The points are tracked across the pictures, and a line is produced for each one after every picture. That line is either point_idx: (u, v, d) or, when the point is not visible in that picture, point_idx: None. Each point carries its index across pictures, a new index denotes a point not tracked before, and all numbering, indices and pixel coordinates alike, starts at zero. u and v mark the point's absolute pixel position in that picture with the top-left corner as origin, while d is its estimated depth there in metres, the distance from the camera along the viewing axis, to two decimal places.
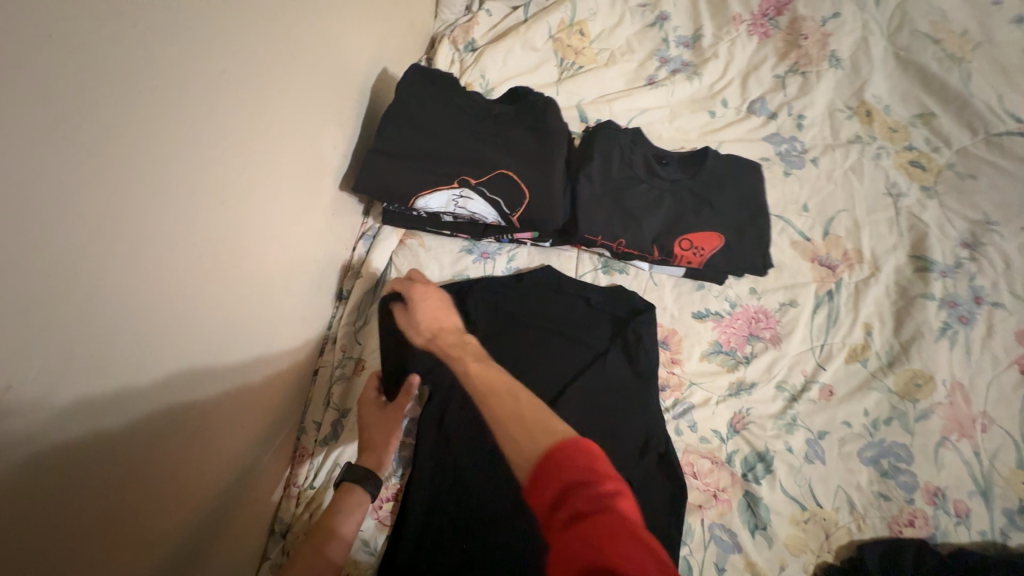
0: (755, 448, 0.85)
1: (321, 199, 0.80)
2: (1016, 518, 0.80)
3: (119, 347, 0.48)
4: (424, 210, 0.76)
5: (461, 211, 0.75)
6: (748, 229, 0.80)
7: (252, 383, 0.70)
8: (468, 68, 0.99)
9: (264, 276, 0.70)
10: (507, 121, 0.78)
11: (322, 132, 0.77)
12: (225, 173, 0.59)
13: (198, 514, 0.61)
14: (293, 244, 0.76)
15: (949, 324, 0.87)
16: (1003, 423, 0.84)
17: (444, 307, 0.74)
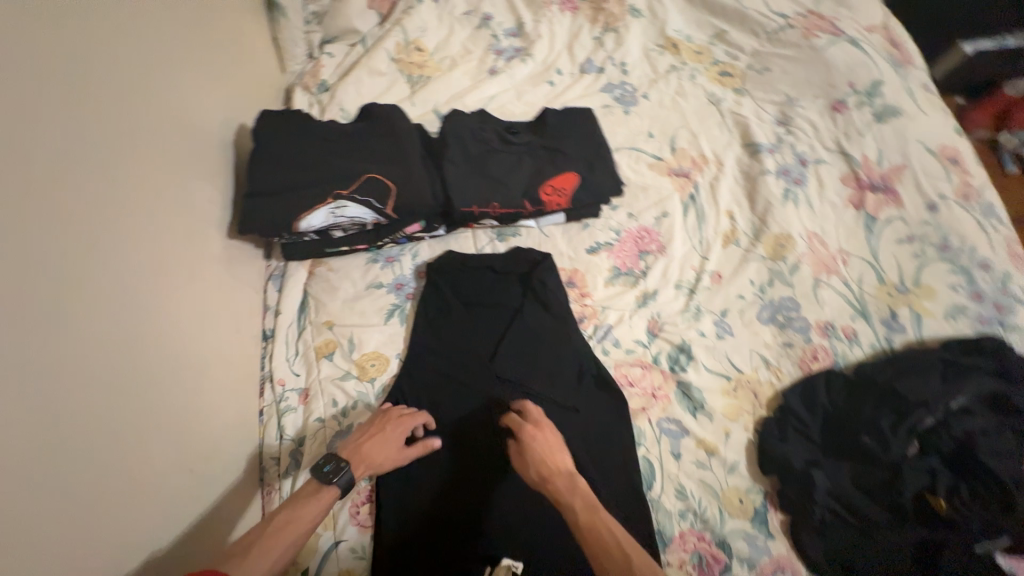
0: (674, 343, 0.95)
1: (214, 253, 0.85)
2: (892, 323, 0.94)
3: (42, 406, 0.51)
4: (308, 230, 0.82)
5: (342, 220, 0.82)
6: (598, 162, 0.92)
7: (193, 428, 0.73)
8: (326, 105, 1.07)
9: (182, 333, 0.75)
10: (363, 135, 0.87)
11: (195, 190, 0.83)
12: (113, 247, 0.64)
13: (161, 566, 0.63)
14: (199, 295, 0.80)
15: (788, 188, 1.03)
16: (856, 252, 0.99)
17: (556, 444, 0.78)
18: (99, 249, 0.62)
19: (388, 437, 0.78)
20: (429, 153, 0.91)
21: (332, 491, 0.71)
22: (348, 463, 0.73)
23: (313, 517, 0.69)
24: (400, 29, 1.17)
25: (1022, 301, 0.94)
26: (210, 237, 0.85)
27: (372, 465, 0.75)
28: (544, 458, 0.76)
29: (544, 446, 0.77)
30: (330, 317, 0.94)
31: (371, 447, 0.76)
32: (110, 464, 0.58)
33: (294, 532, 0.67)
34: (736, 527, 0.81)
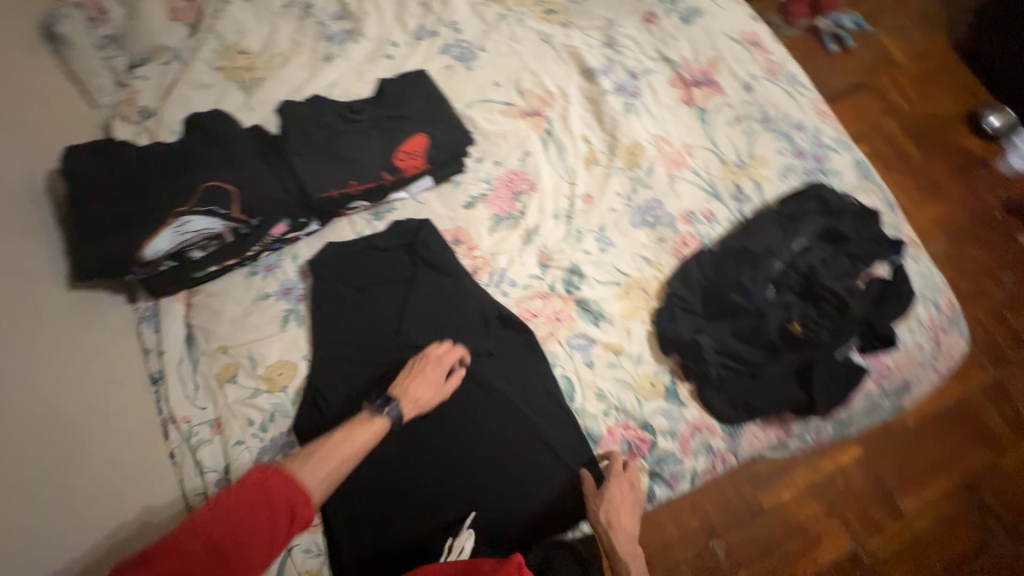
0: (565, 268, 1.01)
1: (55, 308, 0.78)
2: (739, 195, 1.06)
3: None
4: (159, 256, 0.79)
5: (189, 236, 0.80)
6: (443, 118, 0.95)
7: (87, 487, 0.68)
8: (155, 130, 1.01)
9: (47, 391, 0.69)
10: (193, 147, 0.83)
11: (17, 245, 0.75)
12: None
13: None
14: (55, 351, 0.74)
15: (627, 102, 1.12)
16: (698, 143, 1.10)
17: (630, 505, 0.83)
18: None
19: (428, 376, 0.84)
20: (271, 149, 0.88)
21: (384, 420, 0.77)
22: (397, 398, 0.80)
23: (367, 439, 0.75)
24: (214, 36, 1.12)
25: (833, 148, 1.10)
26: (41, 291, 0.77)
27: (418, 403, 0.82)
28: (615, 505, 0.82)
29: (620, 498, 0.82)
30: (221, 341, 0.90)
31: (414, 386, 0.82)
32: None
33: (347, 453, 0.72)
34: (653, 407, 0.90)
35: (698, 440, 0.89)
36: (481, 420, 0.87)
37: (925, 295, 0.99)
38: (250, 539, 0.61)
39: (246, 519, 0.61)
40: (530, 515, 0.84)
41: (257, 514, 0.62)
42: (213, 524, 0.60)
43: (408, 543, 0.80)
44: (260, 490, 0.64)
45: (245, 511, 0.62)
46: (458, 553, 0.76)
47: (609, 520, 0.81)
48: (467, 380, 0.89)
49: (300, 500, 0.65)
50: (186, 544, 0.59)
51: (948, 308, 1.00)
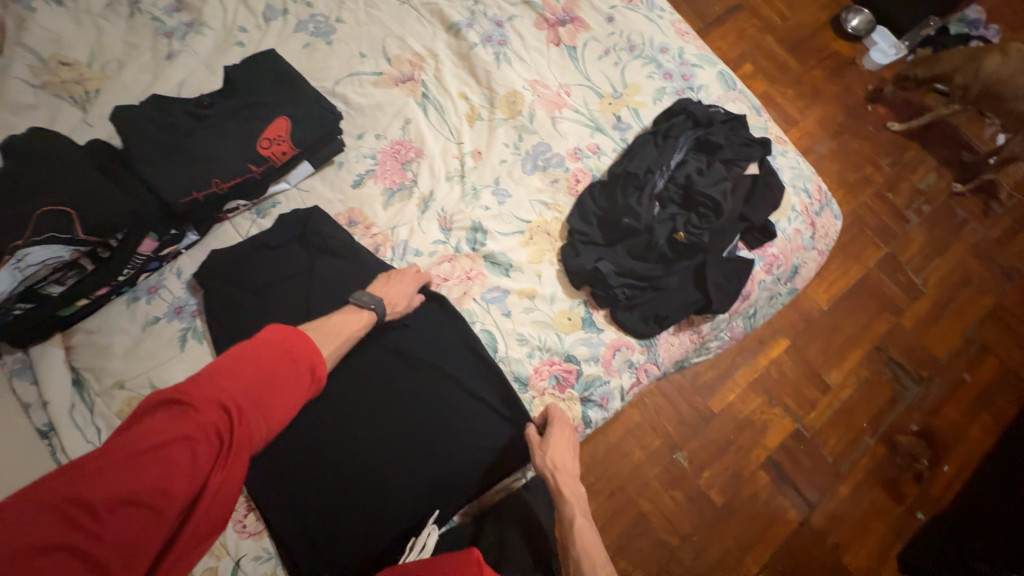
0: (467, 227, 1.01)
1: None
2: (620, 125, 1.10)
3: None
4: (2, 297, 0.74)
5: (34, 269, 0.74)
6: (301, 98, 0.91)
7: None
8: None
9: None
10: (15, 173, 0.75)
11: None
12: None
13: None
14: None
15: (497, 51, 1.11)
16: (573, 81, 1.12)
17: (572, 447, 0.87)
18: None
19: (407, 282, 0.90)
20: (115, 164, 0.82)
21: (371, 313, 0.84)
22: (380, 297, 0.86)
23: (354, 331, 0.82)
24: (25, 50, 0.99)
25: (697, 64, 1.15)
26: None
27: (394, 305, 0.87)
28: (557, 448, 0.85)
29: (562, 440, 0.85)
30: (116, 376, 0.84)
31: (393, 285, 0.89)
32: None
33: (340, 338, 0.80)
34: (573, 339, 0.94)
35: (620, 358, 0.95)
36: (409, 390, 0.87)
37: (796, 186, 1.08)
38: (279, 386, 0.67)
39: (268, 370, 0.66)
40: (477, 469, 0.85)
41: (279, 367, 0.68)
42: (238, 378, 0.64)
43: (360, 526, 0.80)
44: (276, 347, 0.69)
45: (268, 366, 0.67)
46: (420, 549, 0.78)
47: (553, 461, 0.84)
48: (389, 356, 0.89)
49: (315, 356, 0.72)
50: (214, 393, 0.61)
51: (818, 194, 1.10)
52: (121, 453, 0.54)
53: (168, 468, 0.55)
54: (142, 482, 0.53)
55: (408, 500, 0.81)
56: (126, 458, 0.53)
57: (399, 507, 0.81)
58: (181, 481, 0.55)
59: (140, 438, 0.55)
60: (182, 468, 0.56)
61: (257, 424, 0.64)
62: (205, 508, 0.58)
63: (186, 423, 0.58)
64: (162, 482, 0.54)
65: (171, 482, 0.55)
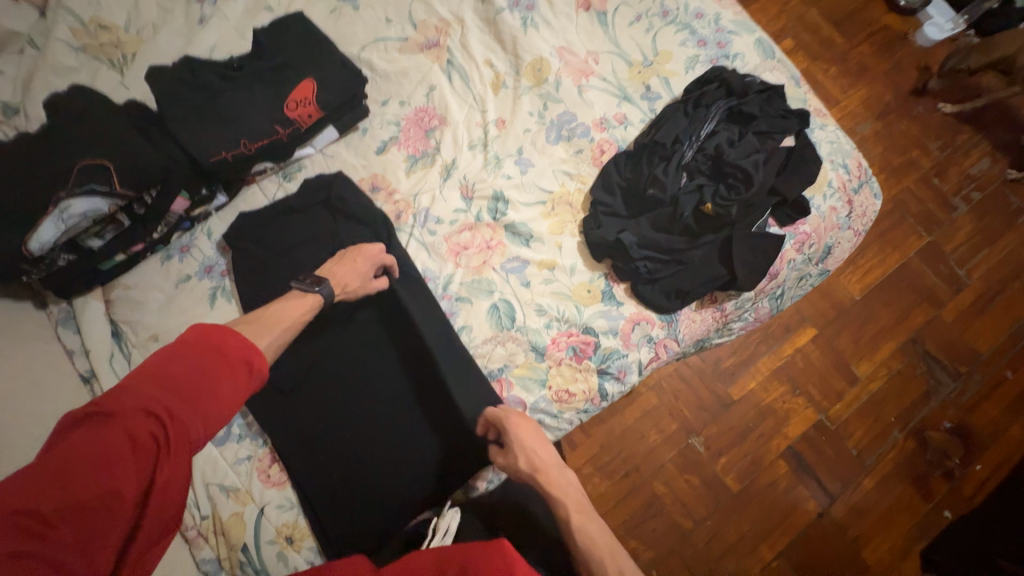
0: (489, 196, 1.00)
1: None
2: (648, 95, 1.06)
3: None
4: (47, 247, 0.78)
5: (75, 221, 0.78)
6: (326, 60, 0.92)
7: None
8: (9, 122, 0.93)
9: None
10: (60, 130, 0.79)
11: None
12: None
13: None
14: None
15: (524, 16, 1.08)
16: (602, 48, 1.09)
17: (539, 437, 0.80)
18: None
19: (360, 264, 0.86)
20: (147, 122, 0.84)
21: (316, 296, 0.80)
22: (327, 279, 0.82)
23: (302, 314, 0.78)
24: (66, 13, 1.02)
25: (734, 31, 1.10)
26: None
27: (347, 288, 0.84)
28: (531, 449, 0.79)
29: (528, 436, 0.79)
30: (151, 330, 0.88)
31: (342, 270, 0.84)
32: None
33: (285, 322, 0.75)
34: (592, 311, 0.94)
35: (639, 332, 0.94)
36: (428, 355, 0.88)
37: (834, 161, 1.03)
38: (226, 371, 0.59)
39: (201, 367, 0.57)
40: None
41: (215, 360, 0.59)
42: (174, 370, 0.56)
43: (380, 485, 0.82)
44: (205, 341, 0.60)
45: (207, 354, 0.59)
46: (443, 534, 0.77)
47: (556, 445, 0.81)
48: (410, 320, 0.90)
49: (250, 349, 0.62)
50: (139, 400, 0.53)
51: (858, 170, 1.04)
52: (52, 461, 0.48)
53: (108, 468, 0.48)
54: (80, 494, 0.47)
55: (424, 464, 0.84)
56: (54, 473, 0.47)
57: (417, 468, 0.83)
58: (127, 483, 0.49)
59: (61, 457, 0.48)
60: (125, 468, 0.49)
61: (206, 416, 0.56)
62: (164, 507, 0.52)
63: (114, 430, 0.51)
64: (104, 483, 0.48)
65: (111, 489, 0.48)
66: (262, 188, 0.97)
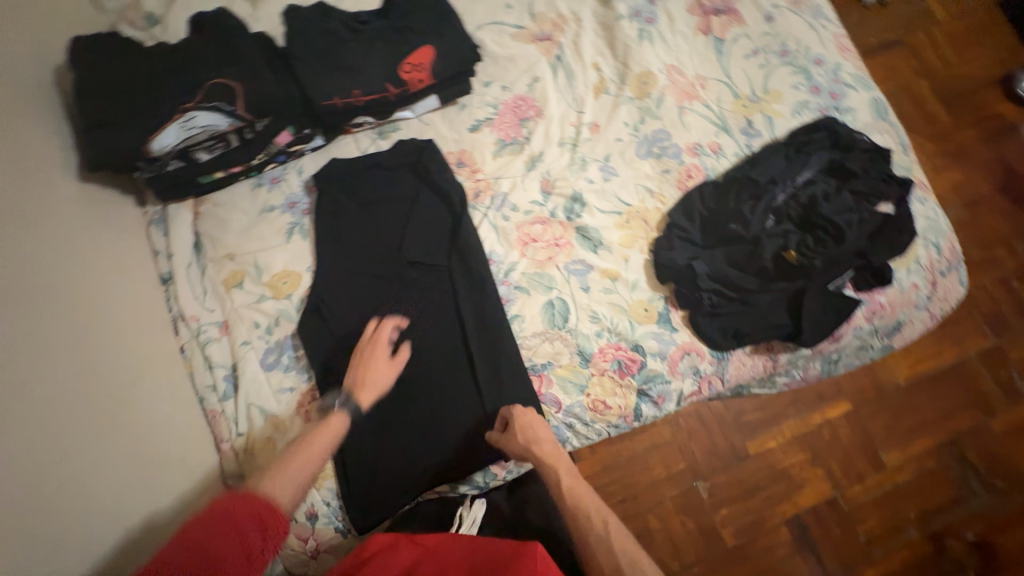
0: (567, 196, 1.01)
1: (61, 197, 0.79)
2: (749, 130, 1.04)
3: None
4: (166, 150, 0.83)
5: (195, 132, 0.83)
6: (448, 31, 0.94)
7: (119, 365, 0.76)
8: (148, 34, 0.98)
9: (98, 286, 0.80)
10: (199, 47, 0.84)
11: (52, 143, 0.80)
12: (25, 229, 0.71)
13: (130, 481, 0.70)
14: (107, 258, 0.84)
15: (642, 28, 1.09)
16: (711, 75, 1.08)
17: (541, 421, 0.82)
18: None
19: (379, 367, 0.83)
20: (275, 56, 0.89)
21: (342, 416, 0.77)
22: (350, 393, 0.80)
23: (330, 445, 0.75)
24: None
25: (851, 85, 1.06)
26: (26, 170, 0.73)
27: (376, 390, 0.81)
28: (537, 434, 0.80)
29: (536, 423, 0.81)
30: (228, 249, 0.93)
31: (366, 377, 0.81)
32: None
33: (314, 461, 0.73)
34: (645, 331, 0.93)
35: (687, 363, 0.92)
36: (478, 334, 0.89)
37: (927, 238, 0.98)
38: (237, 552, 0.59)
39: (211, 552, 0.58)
40: None
41: (223, 533, 0.60)
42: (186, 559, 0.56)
43: (407, 446, 0.84)
44: (210, 519, 0.60)
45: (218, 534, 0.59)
46: (472, 523, 0.82)
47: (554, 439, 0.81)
48: (469, 297, 0.91)
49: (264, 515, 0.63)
50: None
51: (949, 253, 0.99)
52: None
53: None
54: None
55: (452, 438, 0.85)
56: None
57: (444, 441, 0.85)
58: None
59: None
60: None
61: None
62: None
63: None
64: None
65: None
66: (356, 140, 1.00)
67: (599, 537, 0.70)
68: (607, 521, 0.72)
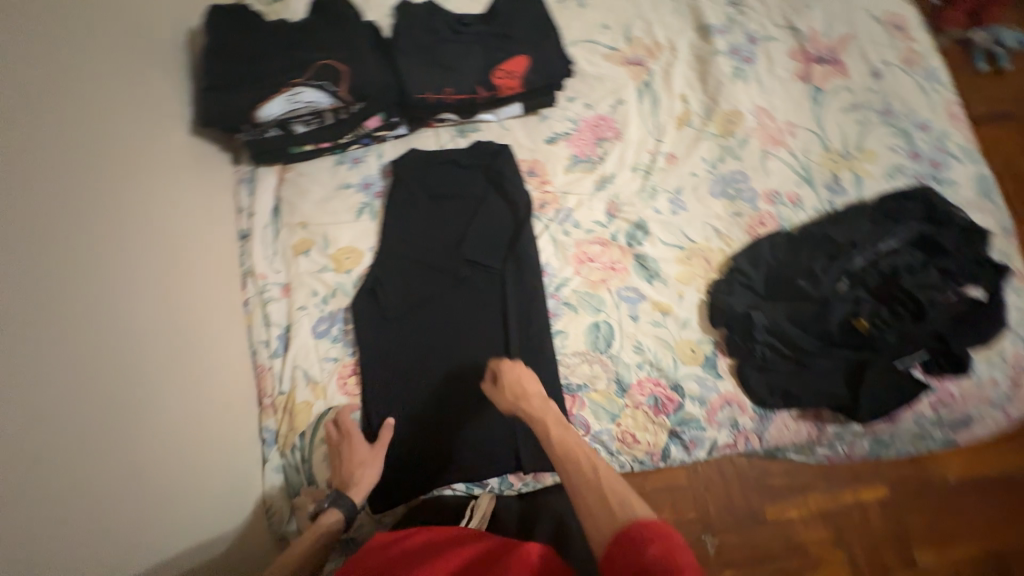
0: (631, 221, 1.00)
1: (170, 147, 0.88)
2: (834, 187, 0.99)
3: (101, 274, 0.67)
4: (269, 120, 0.90)
5: (299, 106, 0.89)
6: (544, 44, 0.97)
7: (197, 307, 0.83)
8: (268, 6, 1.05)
9: (191, 233, 0.87)
10: (314, 28, 0.91)
11: (167, 100, 0.89)
12: (139, 175, 0.79)
13: (196, 414, 0.76)
14: (204, 210, 0.92)
15: (738, 66, 1.09)
16: (803, 123, 1.04)
17: (529, 376, 0.79)
18: (14, 92, 0.60)
19: (369, 460, 0.81)
20: (380, 46, 0.94)
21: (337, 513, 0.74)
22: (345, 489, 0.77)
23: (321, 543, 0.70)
24: None
25: (956, 156, 1.00)
26: (140, 119, 0.82)
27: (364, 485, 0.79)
28: (521, 382, 0.77)
29: (520, 374, 0.78)
30: (303, 217, 0.98)
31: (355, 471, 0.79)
32: (50, 331, 0.57)
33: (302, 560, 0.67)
34: (688, 372, 0.90)
35: (726, 413, 0.89)
36: (520, 342, 0.90)
37: (1019, 333, 0.90)
38: None
39: None
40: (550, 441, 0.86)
41: None
42: None
43: (433, 438, 0.86)
44: None
45: None
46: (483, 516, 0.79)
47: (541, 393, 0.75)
48: (517, 304, 0.92)
49: None
50: None
51: None
52: None
53: None
54: None
55: (477, 438, 0.86)
56: None
57: (469, 439, 0.86)
58: None
59: None
60: None
61: None
62: None
63: None
64: None
65: None
66: (437, 134, 1.04)
67: (585, 477, 0.57)
68: (595, 463, 0.58)
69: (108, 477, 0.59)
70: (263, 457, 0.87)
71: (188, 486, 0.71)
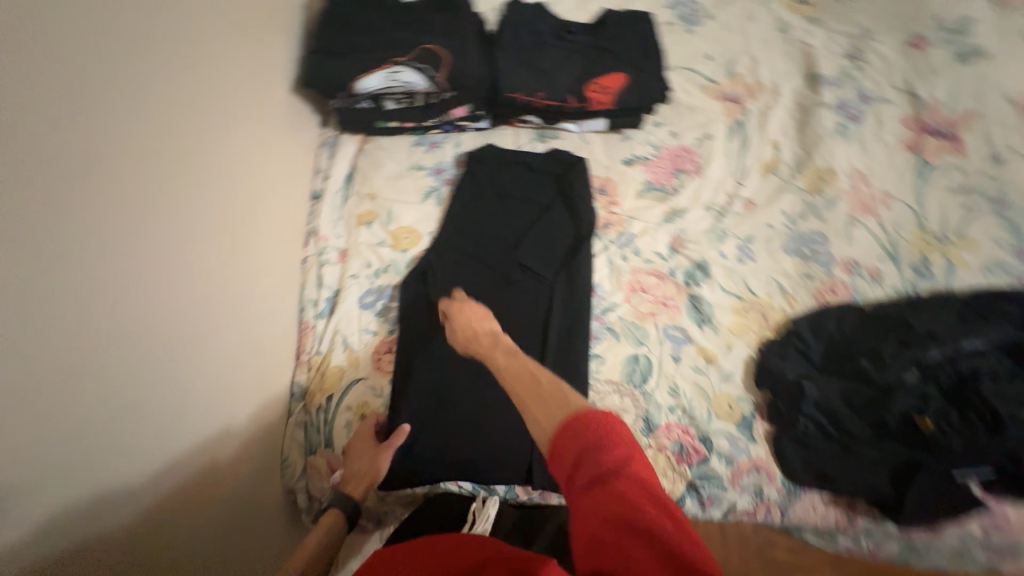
0: (693, 260, 0.97)
1: (271, 100, 0.93)
2: (921, 269, 0.92)
3: (189, 210, 0.72)
4: (365, 93, 0.93)
5: (395, 85, 0.92)
6: (644, 65, 0.96)
7: (262, 254, 0.88)
8: None
9: (273, 185, 0.93)
10: (425, 13, 0.95)
11: (278, 57, 0.95)
12: (240, 125, 0.85)
13: (238, 355, 0.80)
14: (288, 166, 0.97)
15: (843, 122, 1.04)
16: (900, 196, 0.97)
17: (484, 314, 0.83)
18: (147, 30, 0.66)
19: (375, 458, 0.80)
20: (484, 40, 0.96)
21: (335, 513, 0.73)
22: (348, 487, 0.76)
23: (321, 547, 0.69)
24: None
25: None
26: (250, 70, 0.88)
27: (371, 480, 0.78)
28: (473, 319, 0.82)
29: (471, 311, 0.83)
30: (371, 190, 1.01)
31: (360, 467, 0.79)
32: (132, 248, 0.62)
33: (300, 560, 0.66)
34: (720, 427, 0.87)
35: (752, 479, 0.84)
36: (555, 357, 0.89)
37: None
38: None
39: None
40: None
41: None
42: None
43: (449, 431, 0.86)
44: None
45: None
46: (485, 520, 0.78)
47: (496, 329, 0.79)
48: (560, 319, 0.91)
49: None
50: None
51: None
52: None
53: None
54: None
55: (491, 442, 0.86)
56: None
57: (485, 441, 0.86)
58: None
59: None
60: None
61: None
62: None
63: None
64: None
65: None
66: (517, 134, 1.04)
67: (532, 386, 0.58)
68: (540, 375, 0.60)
69: (157, 393, 0.64)
70: (288, 409, 0.90)
71: (220, 418, 0.75)
